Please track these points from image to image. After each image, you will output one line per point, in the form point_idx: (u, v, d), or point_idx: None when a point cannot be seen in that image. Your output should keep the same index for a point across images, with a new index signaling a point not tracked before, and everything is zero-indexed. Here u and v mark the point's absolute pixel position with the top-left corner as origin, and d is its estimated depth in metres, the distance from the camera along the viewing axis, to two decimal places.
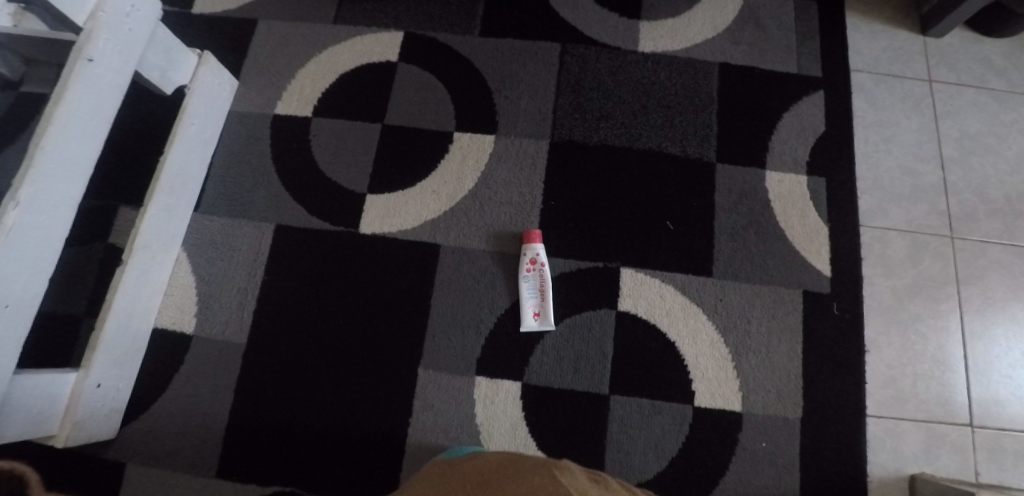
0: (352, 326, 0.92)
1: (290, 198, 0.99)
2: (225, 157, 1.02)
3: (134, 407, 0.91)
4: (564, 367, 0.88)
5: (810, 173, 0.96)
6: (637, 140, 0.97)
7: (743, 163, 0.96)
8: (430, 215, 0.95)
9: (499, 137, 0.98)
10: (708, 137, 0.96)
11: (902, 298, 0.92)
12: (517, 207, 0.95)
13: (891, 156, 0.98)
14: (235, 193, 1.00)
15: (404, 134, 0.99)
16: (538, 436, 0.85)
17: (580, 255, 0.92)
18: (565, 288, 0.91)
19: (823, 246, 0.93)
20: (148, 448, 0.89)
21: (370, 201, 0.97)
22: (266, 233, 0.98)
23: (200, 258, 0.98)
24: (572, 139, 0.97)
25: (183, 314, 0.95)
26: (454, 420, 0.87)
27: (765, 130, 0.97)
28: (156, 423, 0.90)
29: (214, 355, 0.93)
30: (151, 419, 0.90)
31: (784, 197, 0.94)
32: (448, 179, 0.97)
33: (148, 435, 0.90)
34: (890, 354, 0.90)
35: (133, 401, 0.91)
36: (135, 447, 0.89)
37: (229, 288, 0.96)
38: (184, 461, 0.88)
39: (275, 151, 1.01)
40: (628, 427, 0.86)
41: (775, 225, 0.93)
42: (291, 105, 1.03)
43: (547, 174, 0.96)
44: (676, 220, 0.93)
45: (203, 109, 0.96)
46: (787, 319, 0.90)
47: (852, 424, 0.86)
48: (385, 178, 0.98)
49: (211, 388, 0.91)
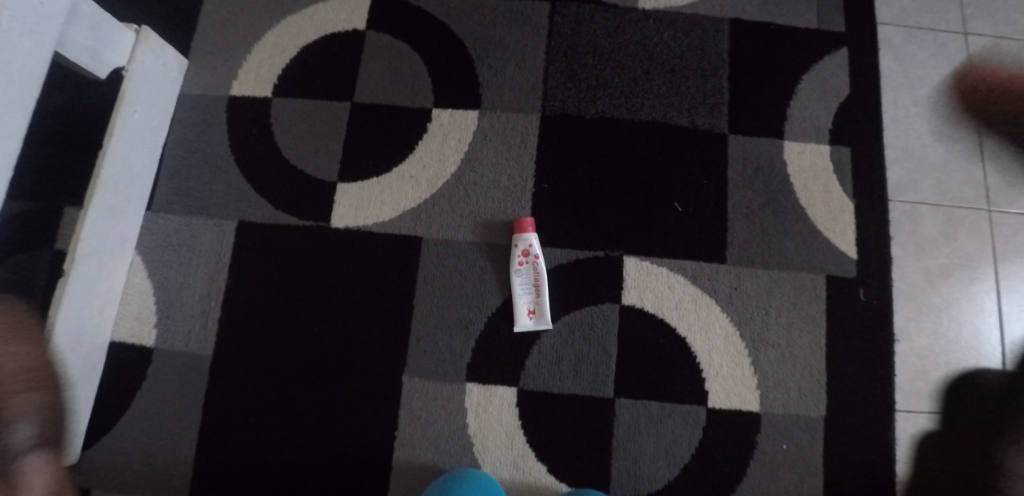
0: (327, 332, 0.83)
1: (252, 190, 0.88)
2: (178, 148, 0.91)
3: (94, 430, 0.82)
4: (564, 370, 0.79)
5: (834, 143, 0.85)
6: (639, 110, 0.85)
7: (759, 133, 0.85)
8: (408, 204, 0.85)
9: (483, 113, 0.87)
10: (719, 106, 0.85)
11: (933, 279, 0.83)
12: (507, 191, 0.84)
13: (922, 121, 0.88)
14: (192, 187, 0.90)
15: (376, 112, 0.88)
16: (538, 446, 0.78)
17: (578, 243, 0.82)
18: (562, 281, 0.81)
19: (848, 224, 0.83)
20: (112, 474, 0.81)
21: (342, 190, 0.86)
22: (227, 231, 0.87)
23: (156, 262, 0.88)
24: (565, 112, 0.86)
25: (142, 325, 0.86)
26: (444, 432, 0.79)
27: (783, 95, 0.86)
28: (118, 446, 0.82)
29: (178, 369, 0.84)
30: (112, 442, 0.82)
31: (805, 171, 0.84)
32: (428, 163, 0.86)
33: (111, 460, 0.82)
34: (920, 342, 0.82)
35: (92, 423, 0.83)
36: (99, 473, 0.81)
37: (191, 294, 0.87)
38: (152, 486, 0.81)
39: (233, 139, 0.90)
40: (636, 433, 0.78)
41: (795, 203, 0.83)
42: (248, 85, 0.91)
43: (540, 154, 0.85)
44: (684, 201, 0.83)
45: (146, 93, 0.84)
46: (809, 307, 0.81)
47: (881, 421, 0.78)
48: (356, 163, 0.87)
49: (175, 406, 0.83)
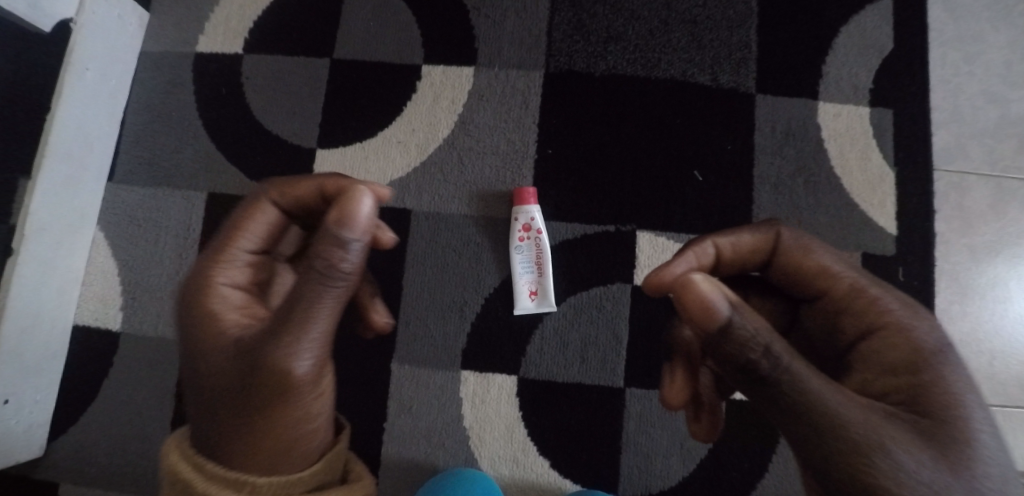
0: None
1: (222, 158, 0.79)
2: (139, 112, 0.82)
3: (62, 419, 0.78)
4: (569, 357, 0.72)
5: (874, 104, 0.76)
6: (656, 66, 0.76)
7: (790, 93, 0.75)
8: (396, 173, 0.76)
9: (479, 70, 0.77)
10: (746, 62, 0.75)
11: (980, 259, 0.75)
12: (506, 158, 0.75)
13: (973, 80, 0.78)
14: (156, 156, 0.81)
15: (360, 70, 0.78)
16: (540, 440, 0.71)
17: (585, 216, 0.74)
18: (568, 259, 0.73)
19: (888, 196, 0.75)
20: (84, 465, 0.77)
21: (322, 158, 0.78)
22: (196, 205, 0.79)
23: (120, 239, 0.81)
24: (572, 68, 0.76)
25: (106, 309, 0.80)
26: (436, 424, 0.72)
27: (818, 49, 0.76)
28: (89, 435, 0.78)
29: (150, 355, 0.79)
30: (82, 431, 0.78)
31: (841, 135, 0.75)
32: (417, 127, 0.77)
33: (84, 449, 0.78)
34: (962, 328, 0.75)
35: (59, 412, 0.78)
36: (70, 464, 0.77)
37: (159, 275, 0.80)
38: (127, 476, 0.77)
39: (201, 101, 0.81)
40: (648, 427, 0.70)
41: (829, 172, 0.74)
42: (217, 40, 0.82)
43: (543, 116, 0.76)
44: (704, 169, 0.74)
45: (100, 49, 0.75)
46: None
47: None
48: (338, 128, 0.78)
49: (149, 394, 0.78)
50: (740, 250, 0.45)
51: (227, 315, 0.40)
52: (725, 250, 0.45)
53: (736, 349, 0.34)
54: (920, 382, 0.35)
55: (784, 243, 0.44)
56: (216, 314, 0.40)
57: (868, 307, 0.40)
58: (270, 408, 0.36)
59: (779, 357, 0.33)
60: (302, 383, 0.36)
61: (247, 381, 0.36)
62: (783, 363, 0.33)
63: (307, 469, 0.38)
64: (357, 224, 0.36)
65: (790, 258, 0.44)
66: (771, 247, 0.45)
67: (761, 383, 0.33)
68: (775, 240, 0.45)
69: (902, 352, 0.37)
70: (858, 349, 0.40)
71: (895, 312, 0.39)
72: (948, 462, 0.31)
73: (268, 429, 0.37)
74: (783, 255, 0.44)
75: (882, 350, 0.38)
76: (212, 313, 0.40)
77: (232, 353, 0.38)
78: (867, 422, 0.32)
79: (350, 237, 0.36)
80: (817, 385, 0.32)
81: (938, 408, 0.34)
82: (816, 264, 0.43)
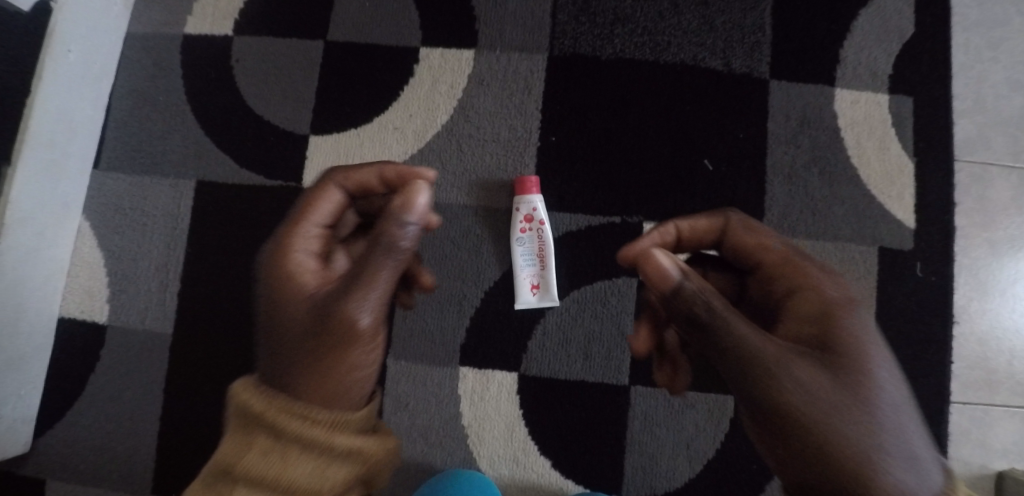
0: None
1: (211, 144, 0.76)
2: (126, 96, 0.79)
3: (48, 414, 0.76)
4: (572, 353, 0.69)
5: (893, 92, 0.72)
6: (665, 49, 0.72)
7: (805, 79, 0.72)
8: (392, 161, 0.73)
9: (480, 53, 0.74)
10: (760, 45, 0.72)
11: (1002, 254, 0.72)
12: (507, 146, 0.72)
13: (1000, 66, 0.74)
14: (143, 142, 0.78)
15: (355, 52, 0.75)
16: (541, 439, 0.68)
17: (590, 207, 0.70)
18: (572, 251, 0.70)
19: (907, 188, 0.71)
20: (71, 461, 0.75)
21: (316, 145, 0.74)
22: (184, 193, 0.76)
23: (106, 228, 0.78)
24: (577, 51, 0.73)
25: (93, 300, 0.77)
26: (434, 423, 0.69)
27: (835, 33, 0.73)
28: (75, 430, 0.75)
29: (136, 349, 0.76)
30: (68, 426, 0.75)
31: (858, 124, 0.72)
32: (415, 113, 0.74)
33: (71, 444, 0.75)
34: (981, 326, 0.72)
35: (45, 405, 0.76)
36: (56, 460, 0.75)
37: (147, 265, 0.77)
38: (115, 473, 0.74)
39: (189, 85, 0.77)
40: (653, 426, 0.68)
41: (845, 162, 0.71)
42: (206, 21, 0.78)
43: (546, 101, 0.72)
44: (715, 158, 0.71)
45: (83, 29, 0.71)
46: (858, 285, 0.71)
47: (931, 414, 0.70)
48: (332, 114, 0.75)
49: (137, 388, 0.75)
50: (695, 225, 0.45)
51: (303, 279, 0.38)
52: (684, 228, 0.46)
53: (682, 301, 0.37)
54: (821, 330, 0.36)
55: (733, 217, 0.44)
56: (293, 277, 0.38)
57: (798, 271, 0.40)
58: (333, 356, 0.36)
59: (714, 304, 0.36)
60: (364, 338, 0.36)
61: (318, 332, 0.36)
62: (715, 307, 0.36)
63: (360, 411, 0.38)
64: (417, 208, 0.36)
65: (739, 234, 0.43)
66: (722, 224, 0.44)
67: (695, 324, 0.36)
68: (730, 218, 0.44)
69: (812, 306, 0.37)
70: (786, 305, 0.39)
71: (820, 274, 0.39)
72: (846, 400, 0.33)
73: (326, 375, 0.36)
74: (732, 235, 0.44)
75: (797, 306, 0.38)
76: (285, 279, 0.38)
77: (310, 312, 0.37)
78: (775, 358, 0.34)
79: (410, 220, 0.36)
80: (739, 323, 0.35)
81: (847, 352, 0.34)
82: (756, 240, 0.42)
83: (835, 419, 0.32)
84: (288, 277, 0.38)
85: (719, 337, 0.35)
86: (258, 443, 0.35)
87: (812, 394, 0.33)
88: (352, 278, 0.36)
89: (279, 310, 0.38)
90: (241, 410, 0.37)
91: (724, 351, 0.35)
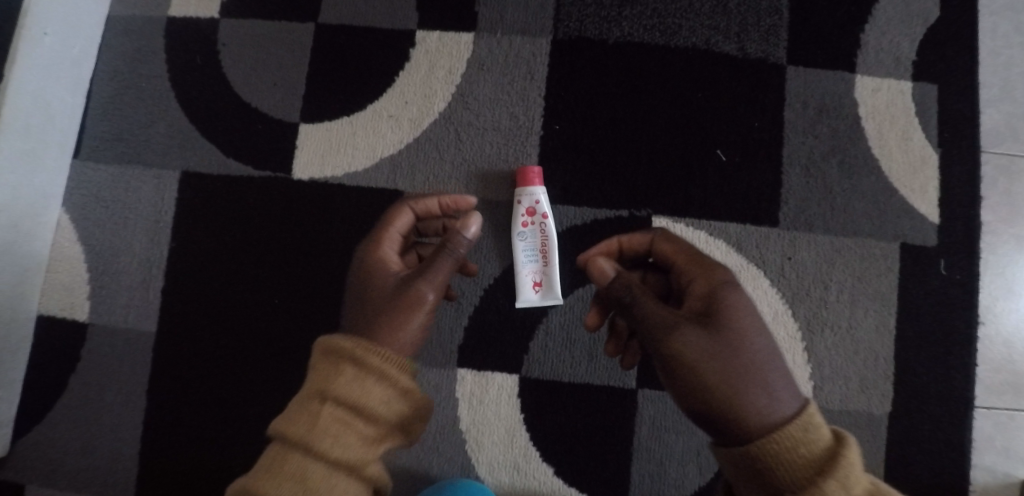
0: (291, 308, 0.70)
1: (197, 133, 0.72)
2: (108, 82, 0.75)
3: (27, 416, 0.72)
4: (576, 354, 0.65)
5: (916, 79, 0.68)
6: (675, 33, 0.68)
7: (824, 65, 0.68)
8: (387, 150, 0.69)
9: (479, 37, 0.70)
10: (776, 29, 0.68)
11: None
12: (508, 135, 0.68)
13: None
14: (125, 131, 0.74)
15: (348, 36, 0.71)
16: (543, 445, 0.64)
17: (595, 200, 0.67)
18: (575, 246, 0.66)
19: (930, 181, 0.67)
20: (51, 466, 0.71)
21: (306, 133, 0.71)
22: (168, 185, 0.73)
23: (87, 221, 0.74)
24: (582, 34, 0.69)
25: (74, 297, 0.73)
26: (430, 427, 0.65)
27: (856, 16, 0.69)
28: (55, 433, 0.72)
29: (117, 349, 0.72)
30: (47, 429, 0.72)
31: (879, 113, 0.68)
32: (411, 100, 0.70)
33: (50, 448, 0.71)
34: (1007, 327, 0.68)
35: (23, 407, 0.72)
36: (35, 464, 0.71)
37: (129, 261, 0.73)
38: (95, 479, 0.71)
39: (174, 70, 0.74)
40: (662, 432, 0.64)
41: (865, 153, 0.67)
42: (190, 2, 0.74)
43: (550, 88, 0.68)
44: (728, 147, 0.67)
45: (63, 10, 0.67)
46: (878, 283, 0.67)
47: (956, 420, 0.66)
48: (324, 101, 0.71)
49: (119, 390, 0.71)
50: (628, 240, 0.51)
51: (388, 263, 0.48)
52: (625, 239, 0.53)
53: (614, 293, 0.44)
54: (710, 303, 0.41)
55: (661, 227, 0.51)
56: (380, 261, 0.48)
57: (697, 262, 0.45)
58: (403, 317, 0.43)
59: (634, 290, 0.43)
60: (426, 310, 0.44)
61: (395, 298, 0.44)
62: (634, 294, 0.43)
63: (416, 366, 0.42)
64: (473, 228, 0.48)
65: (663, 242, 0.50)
66: (650, 237, 0.50)
67: (621, 307, 0.43)
68: (655, 231, 0.50)
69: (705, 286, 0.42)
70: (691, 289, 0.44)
71: (714, 263, 0.44)
72: (721, 356, 0.38)
73: (396, 330, 0.42)
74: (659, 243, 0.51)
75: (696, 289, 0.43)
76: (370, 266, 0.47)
77: (391, 285, 0.45)
78: (668, 326, 0.40)
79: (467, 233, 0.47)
80: (645, 301, 0.42)
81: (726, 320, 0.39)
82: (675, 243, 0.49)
83: (714, 369, 0.38)
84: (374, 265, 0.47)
85: (633, 315, 0.42)
86: (345, 371, 0.37)
87: (697, 352, 0.38)
88: (425, 265, 0.46)
89: (366, 287, 0.46)
90: (327, 345, 0.39)
91: (637, 326, 0.42)
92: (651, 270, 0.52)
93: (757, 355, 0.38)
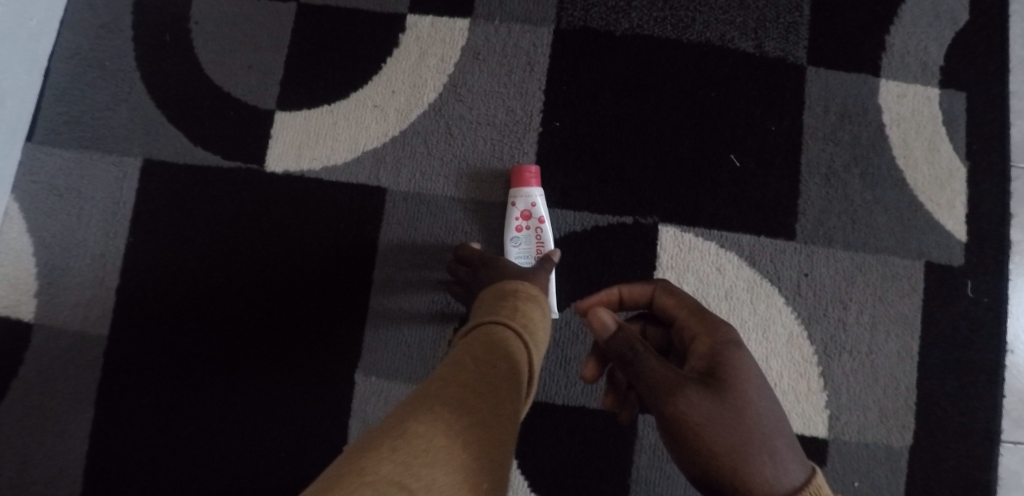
0: (259, 312, 0.63)
1: (165, 119, 0.66)
2: (68, 60, 0.68)
3: None
4: (571, 374, 0.59)
5: (943, 86, 0.63)
6: (688, 26, 0.63)
7: (846, 67, 0.63)
8: (370, 143, 0.64)
9: (476, 23, 0.64)
10: (796, 26, 0.63)
11: None
12: (504, 131, 0.63)
13: None
14: (85, 113, 0.67)
15: (332, 18, 0.65)
16: (532, 475, 0.58)
17: (597, 204, 0.61)
18: (574, 254, 0.60)
19: (958, 196, 0.62)
20: None
21: (283, 122, 0.65)
22: (129, 174, 0.66)
23: (35, 211, 0.66)
24: (588, 24, 0.63)
25: (16, 295, 0.65)
26: None
27: (880, 16, 0.64)
28: None
29: (63, 354, 0.64)
30: None
31: (904, 121, 0.63)
32: (399, 89, 0.64)
33: None
34: None
35: None
36: None
37: (80, 255, 0.65)
38: None
39: (141, 49, 0.67)
40: (664, 463, 0.58)
41: (888, 164, 0.62)
42: None
43: (550, 81, 0.63)
44: (742, 153, 0.62)
45: None
46: (901, 304, 0.61)
47: (985, 457, 0.60)
48: (304, 87, 0.65)
49: (63, 400, 0.64)
50: (628, 290, 0.44)
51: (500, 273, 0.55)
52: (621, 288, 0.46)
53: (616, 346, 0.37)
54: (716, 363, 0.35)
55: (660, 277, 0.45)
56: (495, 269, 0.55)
57: (700, 317, 0.39)
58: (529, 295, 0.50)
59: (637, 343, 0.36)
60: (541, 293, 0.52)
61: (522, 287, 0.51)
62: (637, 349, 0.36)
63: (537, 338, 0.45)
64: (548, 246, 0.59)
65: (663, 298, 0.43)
66: (651, 289, 0.43)
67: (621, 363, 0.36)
68: (656, 282, 0.44)
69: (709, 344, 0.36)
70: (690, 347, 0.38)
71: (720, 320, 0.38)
72: (725, 422, 0.32)
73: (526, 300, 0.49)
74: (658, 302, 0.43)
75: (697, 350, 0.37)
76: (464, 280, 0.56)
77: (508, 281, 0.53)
78: (667, 385, 0.34)
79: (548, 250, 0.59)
80: (643, 354, 0.35)
81: (731, 383, 0.34)
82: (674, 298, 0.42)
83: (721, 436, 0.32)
84: (469, 277, 0.56)
85: (631, 372, 0.36)
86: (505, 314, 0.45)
87: (700, 418, 0.32)
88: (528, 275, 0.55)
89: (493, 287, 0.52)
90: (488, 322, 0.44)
91: (635, 383, 0.36)
92: (651, 321, 0.45)
93: (764, 422, 0.33)
